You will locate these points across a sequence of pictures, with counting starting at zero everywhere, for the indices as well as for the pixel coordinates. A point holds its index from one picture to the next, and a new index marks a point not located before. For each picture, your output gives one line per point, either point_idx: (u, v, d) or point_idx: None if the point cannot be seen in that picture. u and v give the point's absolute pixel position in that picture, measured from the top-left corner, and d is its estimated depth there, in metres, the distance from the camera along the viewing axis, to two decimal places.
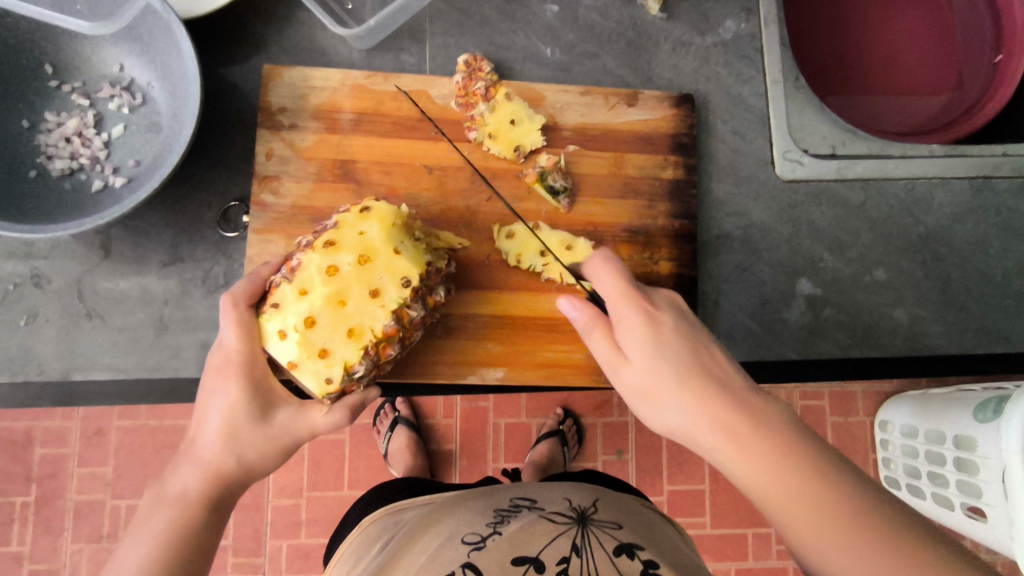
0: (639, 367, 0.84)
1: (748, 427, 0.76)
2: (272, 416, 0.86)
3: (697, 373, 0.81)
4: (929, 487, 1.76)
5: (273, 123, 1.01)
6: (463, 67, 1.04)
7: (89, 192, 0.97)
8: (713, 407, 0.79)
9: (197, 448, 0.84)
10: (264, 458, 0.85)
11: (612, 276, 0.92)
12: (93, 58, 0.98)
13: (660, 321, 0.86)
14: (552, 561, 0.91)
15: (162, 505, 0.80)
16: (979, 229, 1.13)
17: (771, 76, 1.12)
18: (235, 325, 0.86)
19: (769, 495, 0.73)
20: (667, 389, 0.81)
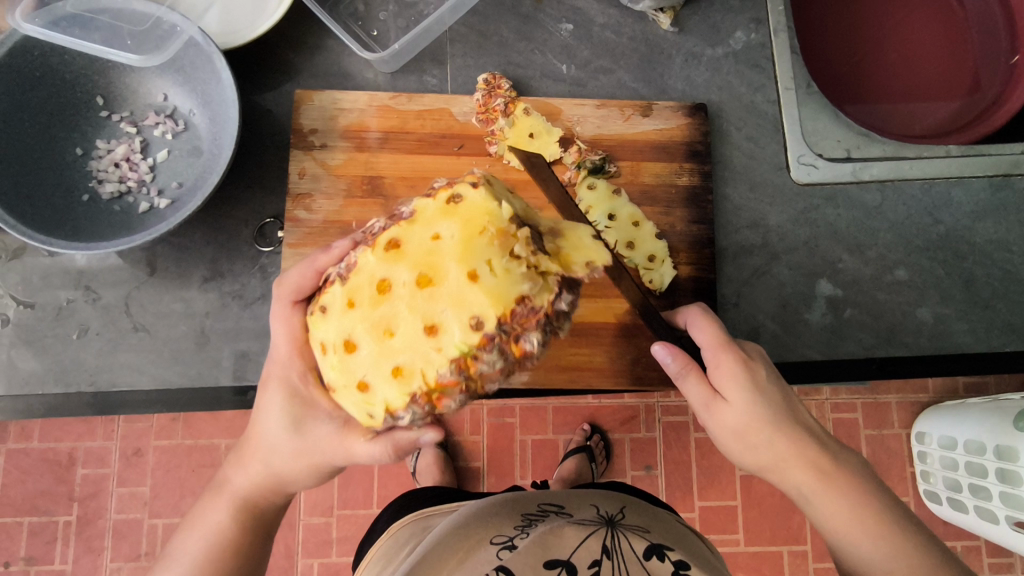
0: (741, 412, 0.84)
1: (830, 460, 0.85)
2: (307, 428, 0.86)
3: (787, 412, 0.85)
4: (971, 500, 1.74)
5: (305, 144, 1.07)
6: (483, 85, 1.09)
7: (136, 213, 1.04)
8: (803, 446, 0.85)
9: (243, 453, 0.92)
10: (295, 471, 0.89)
11: (705, 326, 0.88)
12: (140, 89, 1.06)
13: (753, 358, 0.87)
14: (583, 563, 0.90)
15: (209, 504, 0.93)
16: (1000, 227, 1.13)
17: (783, 83, 1.15)
18: (285, 323, 0.86)
19: (852, 524, 0.82)
20: (766, 428, 0.84)
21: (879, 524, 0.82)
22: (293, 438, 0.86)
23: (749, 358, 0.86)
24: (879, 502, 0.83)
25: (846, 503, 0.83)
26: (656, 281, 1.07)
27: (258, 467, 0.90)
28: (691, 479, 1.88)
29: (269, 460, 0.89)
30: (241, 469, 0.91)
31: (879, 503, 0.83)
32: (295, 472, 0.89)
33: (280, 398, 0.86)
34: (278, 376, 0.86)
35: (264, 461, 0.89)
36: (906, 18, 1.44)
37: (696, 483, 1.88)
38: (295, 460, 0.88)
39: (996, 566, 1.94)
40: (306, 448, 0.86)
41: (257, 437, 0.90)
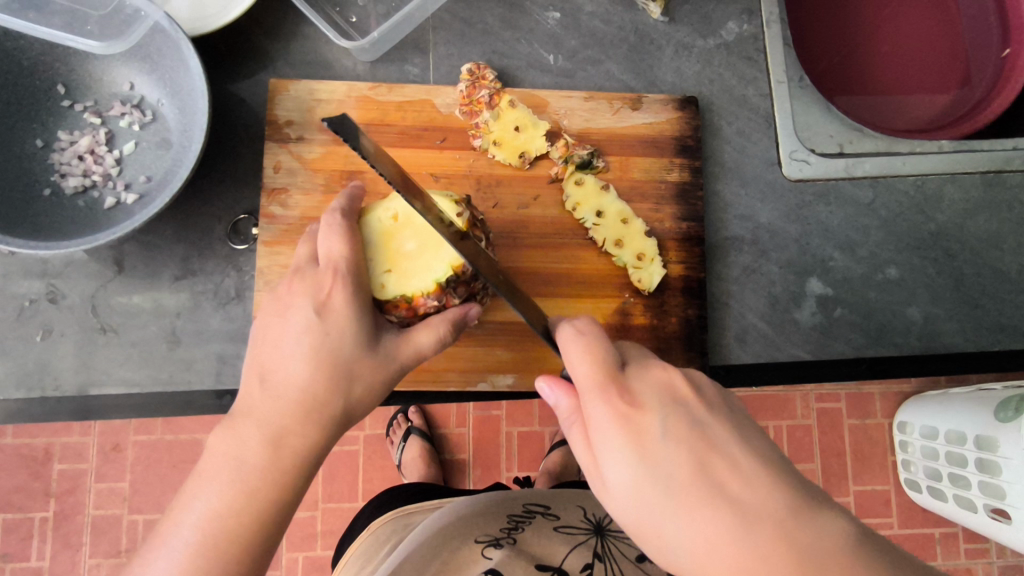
0: (626, 497, 0.59)
1: (780, 562, 0.50)
2: (378, 341, 0.72)
3: (697, 486, 0.57)
4: (951, 489, 1.75)
5: (280, 136, 1.02)
6: (466, 75, 1.05)
7: (102, 208, 0.99)
8: (731, 546, 0.53)
9: (281, 382, 0.68)
10: (362, 397, 0.71)
11: (581, 359, 0.66)
12: (104, 77, 1.00)
13: (640, 403, 0.62)
14: (575, 569, 0.93)
15: (222, 447, 0.66)
16: (992, 225, 1.12)
17: (775, 76, 1.13)
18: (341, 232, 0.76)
19: None
20: (664, 518, 0.57)
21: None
22: (369, 357, 0.71)
23: (631, 409, 0.62)
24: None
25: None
26: (645, 280, 1.03)
27: (330, 395, 0.68)
28: None
29: (350, 386, 0.69)
30: (284, 403, 0.67)
31: None
32: (361, 399, 0.71)
33: (347, 312, 0.71)
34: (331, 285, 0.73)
35: (344, 389, 0.69)
36: (895, 8, 1.42)
37: None
38: (358, 380, 0.70)
39: (973, 552, 1.96)
40: (379, 365, 0.72)
41: (320, 363, 0.68)
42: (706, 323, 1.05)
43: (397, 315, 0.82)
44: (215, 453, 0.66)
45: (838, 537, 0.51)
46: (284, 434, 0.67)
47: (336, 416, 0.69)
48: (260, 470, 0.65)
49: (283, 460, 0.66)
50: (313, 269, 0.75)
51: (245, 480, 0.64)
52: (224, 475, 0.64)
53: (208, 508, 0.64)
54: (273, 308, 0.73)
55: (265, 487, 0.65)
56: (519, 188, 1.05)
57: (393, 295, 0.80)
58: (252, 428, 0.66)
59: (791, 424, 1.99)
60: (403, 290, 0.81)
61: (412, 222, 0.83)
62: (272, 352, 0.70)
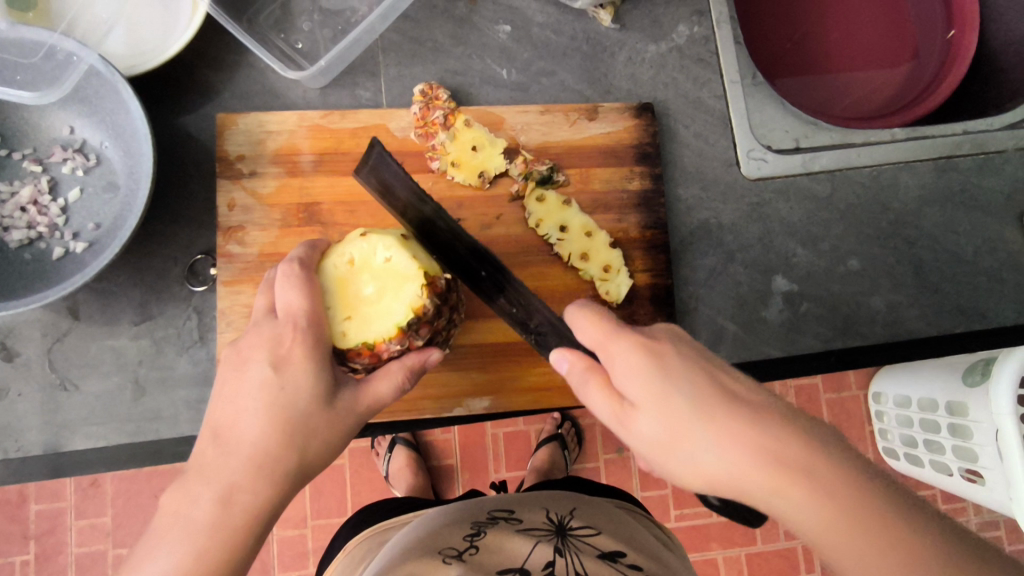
0: (654, 415, 0.61)
1: (800, 454, 0.57)
2: (336, 396, 0.72)
3: (723, 398, 0.61)
4: (927, 455, 1.78)
5: (232, 172, 1.00)
6: (419, 97, 1.03)
7: (50, 259, 0.95)
8: (680, 401, 0.61)
9: (234, 438, 0.67)
10: (323, 450, 0.70)
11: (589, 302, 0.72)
12: (42, 123, 0.96)
13: (654, 337, 0.66)
14: (537, 566, 0.89)
15: (171, 505, 0.63)
16: (946, 209, 1.15)
17: (728, 77, 1.13)
18: (297, 285, 0.77)
19: (780, 489, 0.56)
20: (692, 428, 0.60)
21: (893, 557, 0.54)
22: (326, 412, 0.71)
23: (651, 340, 0.65)
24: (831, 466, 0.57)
25: (832, 515, 0.55)
26: (613, 292, 1.04)
27: (287, 450, 0.67)
28: None
29: (306, 443, 0.69)
30: (237, 461, 0.65)
31: (845, 469, 0.57)
32: (318, 453, 0.70)
33: (302, 367, 0.71)
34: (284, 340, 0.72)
35: (300, 445, 0.68)
36: None
37: None
38: (314, 434, 0.69)
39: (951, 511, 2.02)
40: (336, 419, 0.72)
41: (274, 419, 0.67)
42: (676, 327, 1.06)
43: (361, 361, 0.82)
44: (164, 515, 0.63)
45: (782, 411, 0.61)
46: (236, 491, 0.64)
47: (291, 473, 0.67)
48: (210, 530, 0.62)
49: (233, 519, 0.63)
50: (271, 321, 0.75)
51: (194, 539, 0.61)
52: (175, 535, 0.61)
53: (153, 571, 0.60)
54: (228, 364, 0.72)
55: (216, 547, 0.61)
56: (481, 212, 1.04)
57: (354, 343, 0.80)
58: (203, 486, 0.64)
59: None
60: (364, 337, 0.81)
61: (370, 266, 0.84)
62: (225, 409, 0.69)
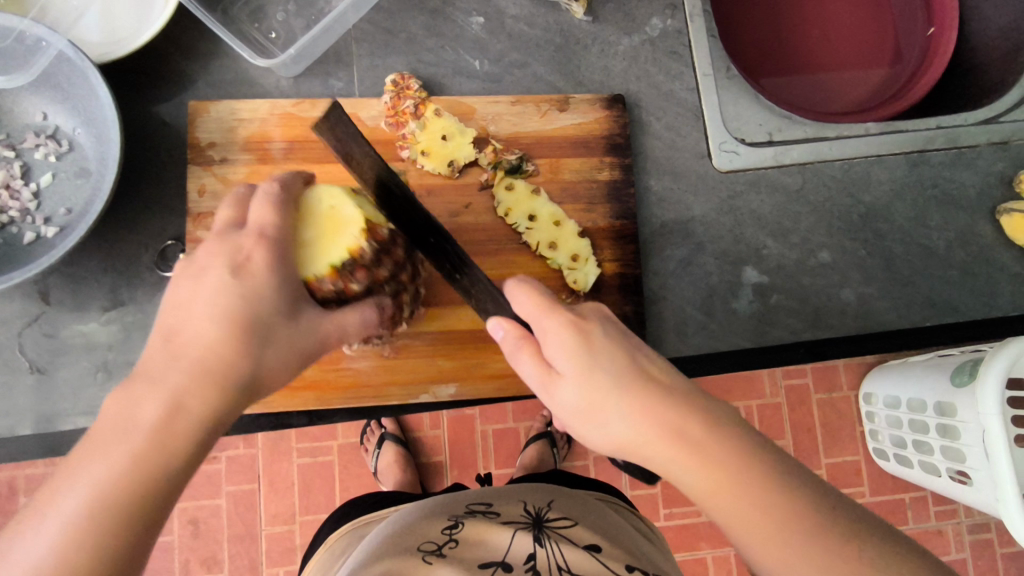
0: (575, 386, 0.66)
1: (699, 428, 0.63)
2: (300, 313, 0.74)
3: (639, 374, 0.67)
4: (915, 455, 1.79)
5: (204, 159, 1.01)
6: (390, 86, 1.04)
7: (21, 243, 0.96)
8: (600, 375, 0.66)
9: (183, 344, 0.65)
10: (287, 363, 0.71)
11: (530, 281, 0.74)
12: (15, 109, 0.97)
13: (585, 315, 0.70)
14: (519, 561, 0.90)
15: (112, 406, 0.60)
16: (917, 203, 1.16)
17: (700, 69, 1.14)
18: (269, 202, 0.77)
19: (680, 456, 0.62)
20: (610, 400, 0.65)
21: (781, 526, 0.59)
22: (287, 327, 0.72)
23: (581, 318, 0.69)
24: (729, 443, 0.63)
25: (728, 486, 0.61)
26: (580, 281, 1.04)
27: (241, 357, 0.66)
28: None
29: (265, 347, 0.69)
30: (180, 370, 0.63)
31: (741, 445, 0.63)
32: (273, 370, 0.70)
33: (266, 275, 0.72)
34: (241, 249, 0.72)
35: (256, 350, 0.68)
36: None
37: None
38: (275, 343, 0.70)
39: (943, 513, 2.01)
40: (294, 337, 0.73)
41: (231, 322, 0.67)
42: (644, 318, 1.07)
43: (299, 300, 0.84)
44: (101, 427, 0.59)
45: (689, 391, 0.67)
46: (181, 399, 0.62)
47: (242, 379, 0.66)
48: (157, 429, 0.60)
49: (176, 423, 0.61)
50: (237, 233, 0.75)
51: (138, 438, 0.59)
52: (118, 433, 0.58)
53: (88, 479, 0.56)
54: (186, 273, 0.71)
55: (162, 445, 0.59)
56: (450, 200, 1.04)
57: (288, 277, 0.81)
58: (150, 388, 0.62)
59: (761, 403, 2.02)
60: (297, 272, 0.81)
61: (315, 210, 0.85)
62: (177, 313, 0.67)
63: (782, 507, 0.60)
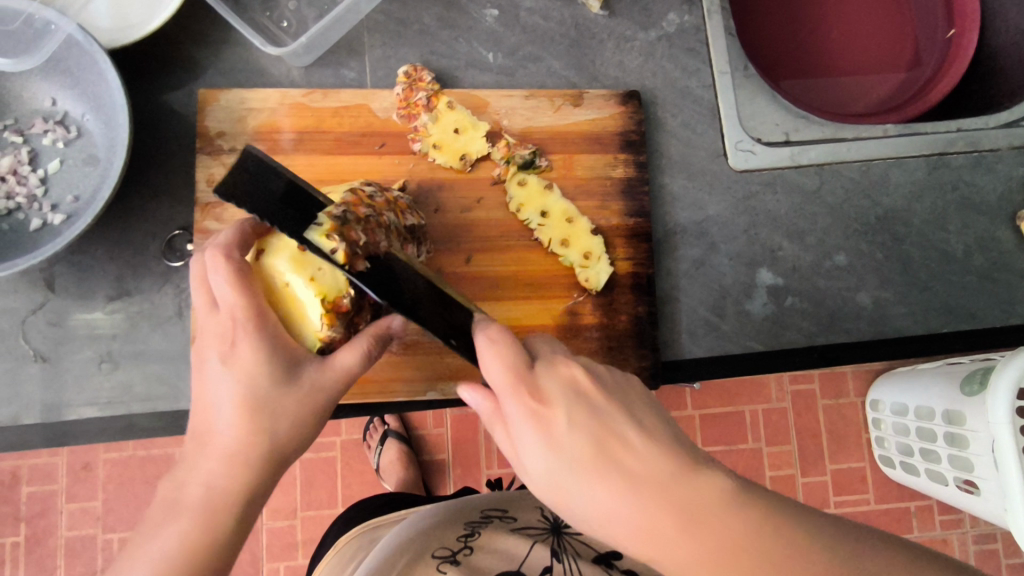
0: (541, 481, 0.58)
1: (683, 536, 0.53)
2: (298, 373, 0.71)
3: (612, 469, 0.56)
4: (923, 464, 1.76)
5: (212, 148, 0.99)
6: (403, 78, 1.03)
7: (28, 230, 0.95)
8: (563, 472, 0.57)
9: (208, 434, 0.67)
10: (296, 428, 0.69)
11: (492, 353, 0.62)
12: (24, 94, 0.96)
13: (546, 396, 0.60)
14: (537, 571, 0.90)
15: (160, 492, 0.64)
16: (937, 206, 1.13)
17: (717, 66, 1.12)
18: (229, 277, 0.71)
19: (665, 561, 0.53)
20: (579, 500, 0.56)
21: None
22: (290, 392, 0.69)
23: (541, 404, 0.59)
24: (728, 543, 0.52)
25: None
26: (593, 279, 1.02)
27: (258, 434, 0.67)
28: None
29: (275, 422, 0.67)
30: (213, 454, 0.65)
31: (739, 547, 0.52)
32: (287, 432, 0.68)
33: (252, 350, 0.69)
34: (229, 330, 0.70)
35: (268, 427, 0.67)
36: None
37: None
38: (284, 412, 0.68)
39: (948, 522, 1.99)
40: (303, 398, 0.70)
41: (240, 405, 0.67)
42: (657, 319, 1.05)
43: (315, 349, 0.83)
44: (154, 507, 0.63)
45: (677, 478, 0.55)
46: (212, 480, 0.64)
47: (263, 454, 0.67)
48: (197, 510, 0.62)
49: (216, 499, 0.63)
50: (216, 316, 0.72)
51: (181, 518, 0.62)
52: (163, 516, 0.62)
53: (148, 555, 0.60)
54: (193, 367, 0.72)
55: (202, 526, 0.62)
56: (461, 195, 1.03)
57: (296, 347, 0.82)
58: (187, 474, 0.64)
59: (767, 408, 1.99)
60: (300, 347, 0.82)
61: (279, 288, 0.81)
62: (199, 409, 0.69)
63: None
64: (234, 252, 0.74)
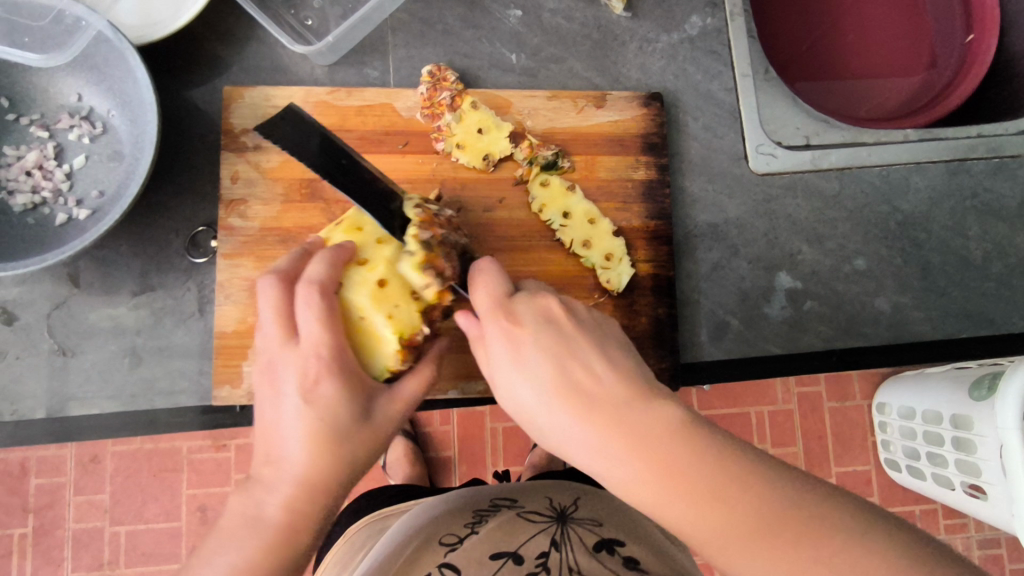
0: (509, 394, 0.67)
1: (633, 447, 0.59)
2: (372, 410, 0.73)
3: (568, 386, 0.64)
4: (929, 468, 1.76)
5: (237, 145, 1.00)
6: (427, 77, 1.03)
7: (53, 225, 0.96)
8: (524, 386, 0.65)
9: (281, 457, 0.68)
10: (368, 461, 0.72)
11: (483, 289, 0.72)
12: (50, 89, 0.97)
13: (520, 323, 0.68)
14: (530, 555, 0.85)
15: (238, 508, 0.66)
16: (957, 212, 1.13)
17: (740, 70, 1.12)
18: (317, 315, 0.72)
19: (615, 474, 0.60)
20: (538, 413, 0.65)
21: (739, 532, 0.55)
22: (364, 427, 0.71)
23: (512, 326, 0.68)
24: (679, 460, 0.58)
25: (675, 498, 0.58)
26: (613, 281, 1.03)
27: (333, 465, 0.68)
28: None
29: (350, 456, 0.69)
30: (289, 478, 0.67)
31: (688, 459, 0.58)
32: (361, 465, 0.71)
33: (337, 390, 0.70)
34: (309, 360, 0.70)
35: (345, 460, 0.69)
36: None
37: None
38: (358, 448, 0.70)
39: (952, 526, 1.99)
40: (375, 433, 0.73)
41: (320, 438, 0.68)
42: (676, 320, 1.05)
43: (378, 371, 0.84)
44: (230, 521, 0.65)
45: (632, 400, 0.62)
46: (290, 505, 0.66)
47: (338, 485, 0.69)
48: (275, 533, 0.65)
49: (295, 523, 0.66)
50: (294, 348, 0.72)
51: (261, 538, 0.64)
52: (243, 535, 0.64)
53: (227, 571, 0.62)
54: (266, 389, 0.72)
55: (281, 548, 0.65)
56: (485, 196, 1.03)
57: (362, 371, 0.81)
58: (265, 493, 0.66)
59: (772, 409, 1.99)
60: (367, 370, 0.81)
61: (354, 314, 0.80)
62: (271, 427, 0.70)
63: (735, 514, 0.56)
64: (327, 286, 0.74)
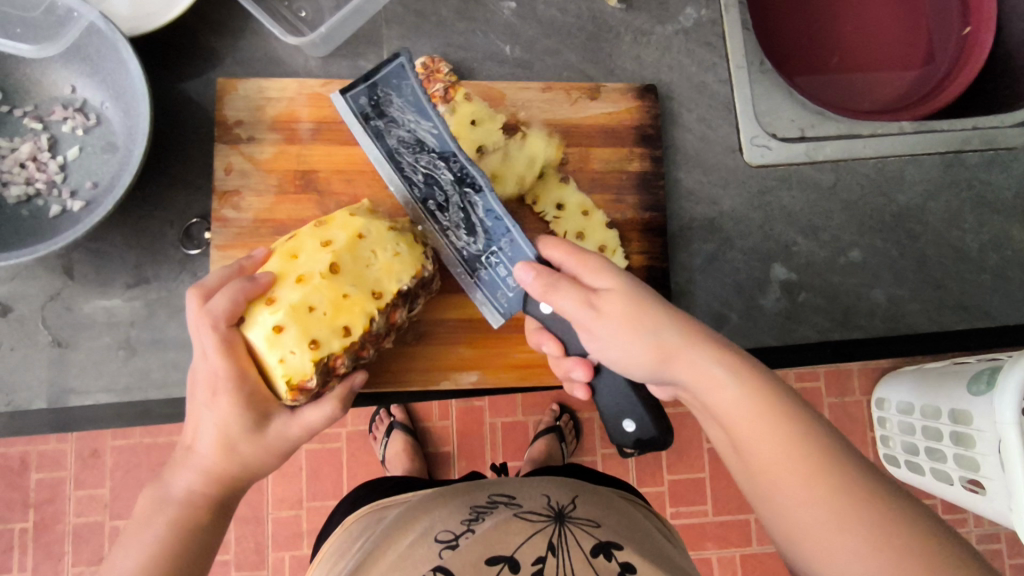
0: (619, 319, 0.76)
1: (732, 370, 0.72)
2: (267, 423, 0.83)
3: (671, 317, 0.76)
4: (928, 463, 1.73)
5: (231, 137, 1.00)
6: (420, 69, 1.03)
7: (47, 217, 0.96)
8: (635, 313, 0.76)
9: (193, 457, 0.82)
10: (263, 465, 0.84)
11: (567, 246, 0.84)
12: (44, 81, 0.97)
13: (625, 271, 0.81)
14: (527, 560, 0.88)
15: (150, 498, 0.81)
16: (953, 203, 1.13)
17: (734, 61, 1.12)
18: (218, 344, 0.80)
19: (727, 393, 0.71)
20: (647, 336, 0.75)
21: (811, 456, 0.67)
22: (256, 438, 0.82)
23: (621, 272, 0.80)
24: (769, 389, 0.71)
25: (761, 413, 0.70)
26: None
27: (229, 466, 0.81)
28: (660, 454, 1.84)
29: (244, 461, 0.82)
30: (194, 471, 0.81)
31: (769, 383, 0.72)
32: (255, 467, 0.83)
33: (229, 405, 0.80)
34: (213, 378, 0.81)
35: (239, 463, 0.82)
36: None
37: (665, 458, 1.84)
38: (252, 454, 0.82)
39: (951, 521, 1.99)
40: (268, 444, 0.83)
41: (218, 444, 0.81)
42: None
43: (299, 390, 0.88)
44: (143, 509, 0.80)
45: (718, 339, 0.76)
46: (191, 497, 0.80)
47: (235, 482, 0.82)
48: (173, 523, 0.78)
49: (192, 514, 0.79)
50: (203, 367, 0.83)
51: (162, 527, 0.78)
52: (153, 521, 0.78)
53: (133, 549, 0.76)
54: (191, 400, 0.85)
55: (178, 535, 0.77)
56: None
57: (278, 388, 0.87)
58: (175, 486, 0.81)
59: None
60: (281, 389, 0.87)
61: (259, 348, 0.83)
62: (188, 432, 0.83)
63: (809, 443, 0.68)
64: (220, 322, 0.81)
